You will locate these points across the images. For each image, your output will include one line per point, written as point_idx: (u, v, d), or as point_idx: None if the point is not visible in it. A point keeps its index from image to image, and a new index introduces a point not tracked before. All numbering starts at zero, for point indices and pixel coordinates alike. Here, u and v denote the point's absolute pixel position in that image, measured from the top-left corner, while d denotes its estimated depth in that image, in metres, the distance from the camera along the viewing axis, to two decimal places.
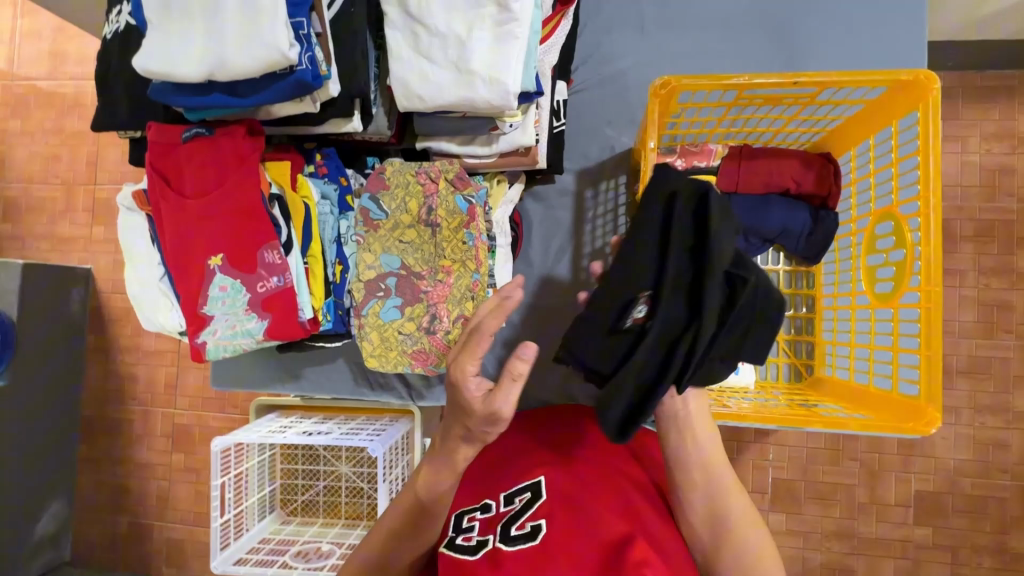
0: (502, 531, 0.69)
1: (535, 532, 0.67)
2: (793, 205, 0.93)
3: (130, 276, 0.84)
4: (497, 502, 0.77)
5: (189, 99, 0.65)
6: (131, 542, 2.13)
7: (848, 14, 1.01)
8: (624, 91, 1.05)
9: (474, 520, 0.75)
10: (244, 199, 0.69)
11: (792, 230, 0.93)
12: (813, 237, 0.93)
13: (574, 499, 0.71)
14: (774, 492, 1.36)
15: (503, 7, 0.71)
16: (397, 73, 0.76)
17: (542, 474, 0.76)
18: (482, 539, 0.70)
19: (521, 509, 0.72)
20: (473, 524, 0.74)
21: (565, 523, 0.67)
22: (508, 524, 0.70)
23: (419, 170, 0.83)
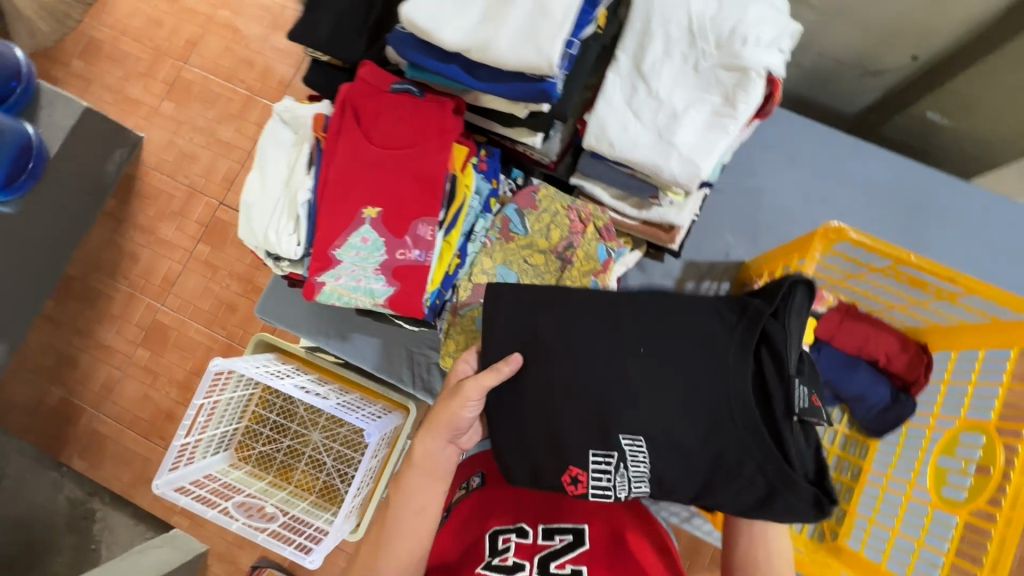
0: (541, 566, 0.72)
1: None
2: (880, 378, 0.96)
3: (253, 183, 0.81)
4: (534, 530, 0.77)
5: (427, 58, 0.66)
6: (51, 419, 1.98)
7: (976, 226, 1.07)
8: (756, 208, 1.09)
9: (509, 542, 0.76)
10: (425, 167, 0.69)
11: (868, 400, 0.96)
12: (886, 414, 0.95)
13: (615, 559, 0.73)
14: None
15: (728, 101, 0.73)
16: (601, 114, 0.78)
17: (586, 522, 0.77)
18: (517, 563, 0.73)
19: (561, 549, 0.74)
20: (508, 546, 0.76)
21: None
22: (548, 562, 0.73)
23: (571, 206, 0.84)
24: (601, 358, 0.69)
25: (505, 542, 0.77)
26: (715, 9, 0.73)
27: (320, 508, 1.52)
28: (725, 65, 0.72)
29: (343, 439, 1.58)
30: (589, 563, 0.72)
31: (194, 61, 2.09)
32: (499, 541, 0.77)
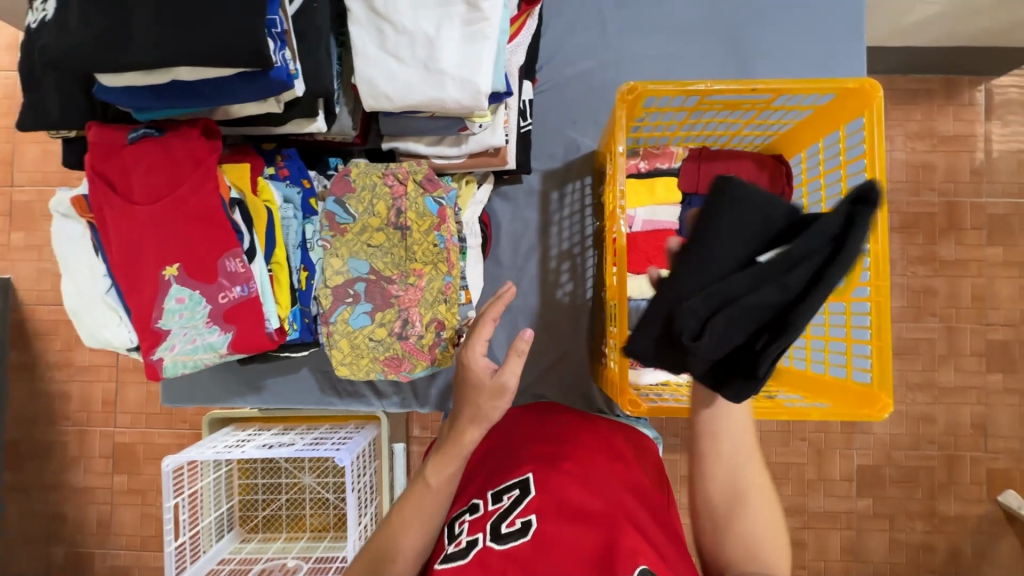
0: (493, 530, 0.71)
1: (527, 528, 0.68)
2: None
3: (65, 289, 0.76)
4: (485, 501, 0.78)
5: (146, 100, 0.61)
6: (72, 573, 1.97)
7: (797, 20, 1.06)
8: (588, 92, 1.07)
9: (463, 524, 0.76)
10: (203, 205, 0.65)
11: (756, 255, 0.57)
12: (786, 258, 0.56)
13: (567, 497, 0.72)
14: None
15: (473, 6, 0.70)
16: (364, 71, 0.73)
17: (530, 471, 0.78)
18: (471, 539, 0.71)
19: (511, 506, 0.73)
20: (462, 528, 0.75)
21: (554, 521, 0.68)
22: (498, 523, 0.72)
23: (386, 172, 0.81)
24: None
25: (460, 525, 0.76)
26: None
27: (342, 540, 1.55)
28: None
29: (335, 470, 1.59)
30: (538, 509, 0.71)
31: (22, 179, 1.92)
32: (455, 527, 0.76)
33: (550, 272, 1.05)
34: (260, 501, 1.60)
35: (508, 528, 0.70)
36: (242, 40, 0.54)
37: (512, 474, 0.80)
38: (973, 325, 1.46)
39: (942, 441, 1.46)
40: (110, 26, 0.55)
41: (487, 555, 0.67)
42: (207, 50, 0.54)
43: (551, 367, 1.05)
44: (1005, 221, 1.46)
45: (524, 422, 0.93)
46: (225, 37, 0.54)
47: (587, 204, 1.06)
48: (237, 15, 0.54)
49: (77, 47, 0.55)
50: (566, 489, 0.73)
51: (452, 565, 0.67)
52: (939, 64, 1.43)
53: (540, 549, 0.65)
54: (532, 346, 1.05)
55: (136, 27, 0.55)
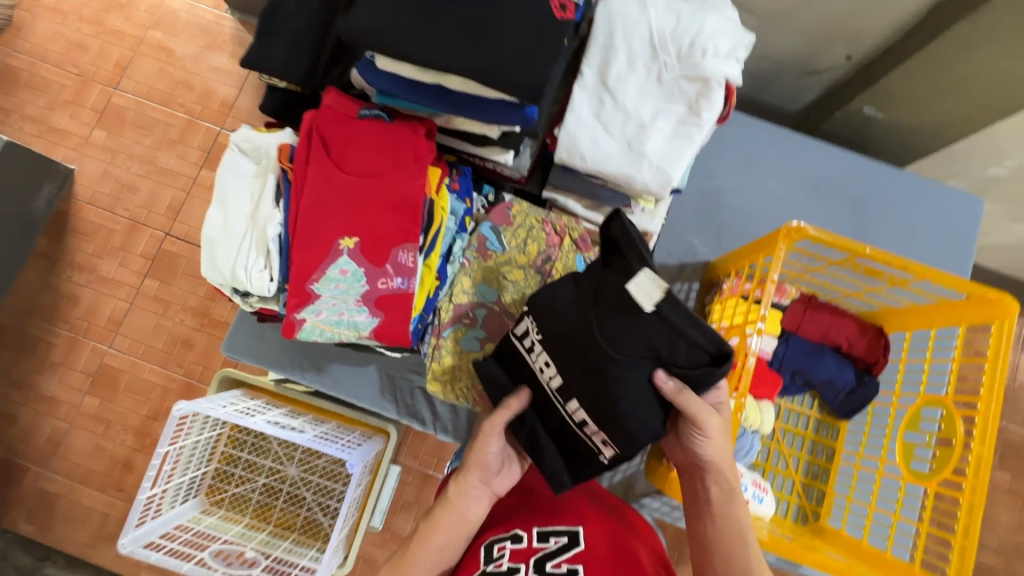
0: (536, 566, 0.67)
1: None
2: (845, 362, 1.01)
3: (216, 217, 0.78)
4: (529, 535, 0.73)
5: (400, 89, 0.65)
6: None
7: (914, 211, 1.15)
8: (717, 209, 1.14)
9: (504, 550, 0.72)
10: (403, 194, 0.68)
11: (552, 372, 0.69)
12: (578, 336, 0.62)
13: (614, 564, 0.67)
14: None
15: (693, 111, 0.75)
16: (571, 128, 0.78)
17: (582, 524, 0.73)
18: (512, 567, 0.69)
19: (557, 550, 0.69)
20: (503, 553, 0.71)
21: None
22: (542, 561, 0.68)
23: (546, 219, 0.85)
24: (528, 34, 0.60)
25: (500, 549, 0.72)
26: (673, 24, 0.75)
27: (303, 546, 1.46)
28: (687, 76, 0.74)
29: (322, 471, 1.52)
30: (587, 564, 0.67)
31: (126, 86, 1.96)
32: (495, 549, 0.73)
33: None
34: (235, 477, 1.52)
35: (553, 572, 0.66)
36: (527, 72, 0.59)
37: (559, 517, 0.74)
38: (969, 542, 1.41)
39: None
40: (415, 15, 0.60)
41: None
42: (494, 73, 0.59)
43: None
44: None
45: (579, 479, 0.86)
46: (514, 64, 0.59)
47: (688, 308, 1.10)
48: (531, 51, 0.60)
49: (379, 29, 0.59)
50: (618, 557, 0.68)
51: None
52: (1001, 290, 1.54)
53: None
54: None
55: (438, 25, 0.59)
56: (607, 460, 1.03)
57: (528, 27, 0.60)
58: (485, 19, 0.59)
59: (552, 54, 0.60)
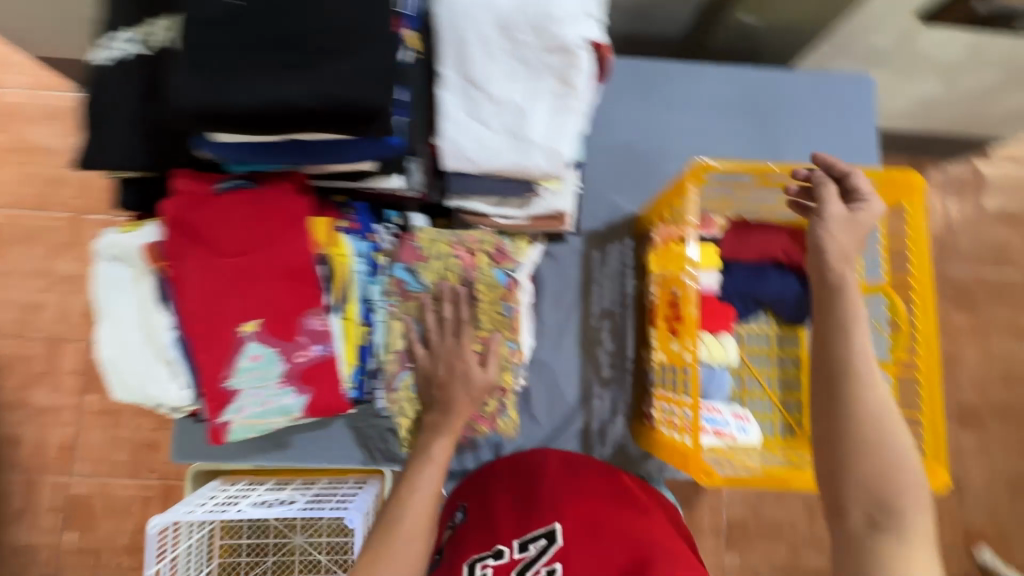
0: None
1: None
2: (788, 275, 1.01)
3: (106, 336, 0.70)
4: (510, 548, 0.78)
5: (239, 153, 0.59)
6: None
7: (814, 105, 1.15)
8: (631, 159, 1.11)
9: (487, 567, 0.76)
10: (294, 261, 0.63)
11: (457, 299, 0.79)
12: (347, 72, 0.52)
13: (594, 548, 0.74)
14: (732, 532, 1.43)
15: (565, 82, 0.72)
16: (450, 134, 0.73)
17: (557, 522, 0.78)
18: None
19: (535, 556, 0.76)
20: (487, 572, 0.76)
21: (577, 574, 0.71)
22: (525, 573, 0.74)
23: (455, 241, 0.80)
24: (359, 55, 0.53)
25: (481, 567, 0.77)
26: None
27: None
28: (548, 48, 0.70)
29: (329, 529, 1.46)
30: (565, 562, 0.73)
31: None
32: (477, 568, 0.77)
33: (591, 331, 1.06)
34: (243, 565, 1.47)
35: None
36: (366, 100, 0.53)
37: (535, 520, 0.80)
38: (944, 387, 1.57)
39: None
40: (222, 67, 0.52)
41: None
42: (323, 95, 0.52)
43: (591, 426, 1.04)
44: (969, 290, 1.60)
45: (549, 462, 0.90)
46: (347, 94, 0.52)
47: (628, 265, 1.08)
48: (367, 74, 0.53)
49: (188, 88, 0.52)
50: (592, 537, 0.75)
51: None
52: (917, 148, 1.58)
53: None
54: (571, 403, 1.04)
55: (253, 73, 0.52)
56: (593, 437, 1.04)
57: (355, 49, 0.53)
58: (307, 49, 0.52)
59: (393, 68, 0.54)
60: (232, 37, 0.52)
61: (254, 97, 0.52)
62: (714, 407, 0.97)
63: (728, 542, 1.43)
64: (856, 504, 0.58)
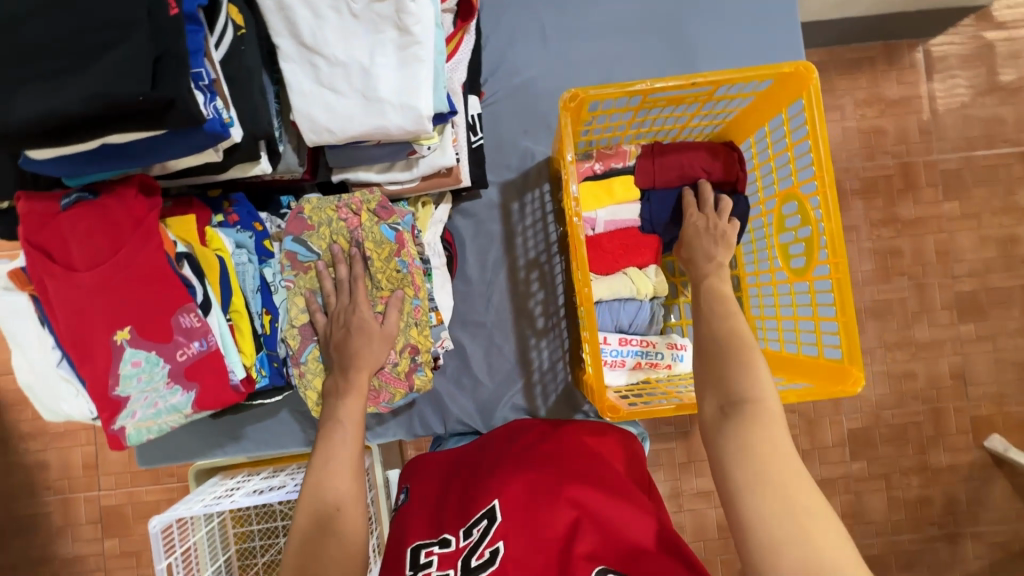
0: (462, 566, 0.67)
1: (495, 559, 0.65)
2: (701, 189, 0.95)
3: (17, 364, 0.73)
4: (456, 536, 0.72)
5: (71, 167, 0.59)
6: None
7: (729, 8, 1.08)
8: (534, 100, 1.07)
9: (432, 554, 0.71)
10: (149, 263, 0.63)
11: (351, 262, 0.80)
12: (116, 65, 0.49)
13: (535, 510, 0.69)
14: None
15: (404, 31, 0.69)
16: (302, 108, 0.72)
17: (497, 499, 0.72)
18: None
19: (478, 539, 0.69)
20: (431, 558, 0.71)
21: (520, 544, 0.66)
22: (468, 558, 0.68)
23: (340, 205, 0.80)
24: (125, 46, 0.49)
25: (427, 556, 0.71)
26: None
27: None
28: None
29: None
30: (506, 535, 0.67)
31: None
32: (422, 556, 0.72)
33: (519, 283, 1.05)
34: (258, 548, 1.55)
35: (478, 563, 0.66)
36: (134, 93, 0.49)
37: (477, 499, 0.74)
38: (940, 280, 1.50)
39: (926, 397, 1.49)
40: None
41: None
42: (92, 92, 0.48)
43: (532, 378, 1.04)
44: (958, 174, 1.51)
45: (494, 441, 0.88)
46: (113, 88, 0.48)
47: (548, 211, 1.06)
48: (137, 63, 0.49)
49: None
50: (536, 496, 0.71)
51: None
52: (877, 33, 1.46)
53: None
54: (511, 358, 1.04)
55: (24, 85, 0.50)
56: (536, 389, 1.04)
57: (121, 40, 0.50)
58: (77, 51, 0.50)
59: (171, 56, 0.51)
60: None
61: (27, 109, 0.49)
62: (647, 340, 0.95)
63: None
64: (711, 399, 0.64)
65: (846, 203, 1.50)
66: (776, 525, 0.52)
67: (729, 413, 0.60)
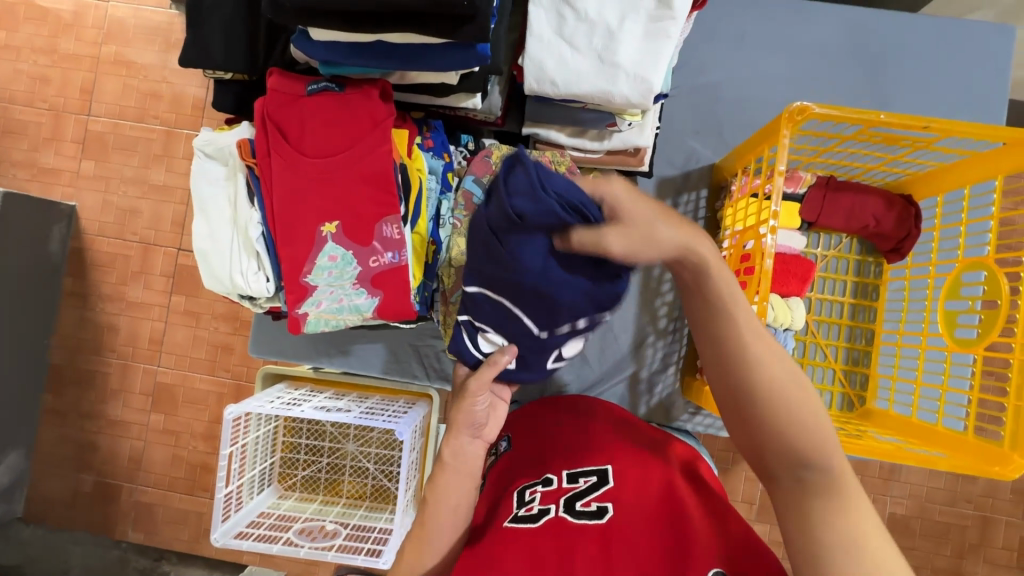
0: (566, 505, 0.72)
1: (602, 513, 0.69)
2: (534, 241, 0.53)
3: (198, 229, 0.77)
4: (558, 478, 0.78)
5: (339, 55, 0.60)
6: (84, 510, 1.67)
7: (934, 58, 1.03)
8: (713, 103, 1.05)
9: (536, 492, 0.77)
10: (373, 166, 0.65)
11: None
12: None
13: (640, 488, 0.73)
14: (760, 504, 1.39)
15: (663, 3, 0.68)
16: (535, 54, 0.72)
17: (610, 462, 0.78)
18: (543, 508, 0.73)
19: (586, 488, 0.74)
20: (535, 496, 0.76)
21: (630, 511, 0.69)
22: (573, 500, 0.73)
23: (527, 157, 0.80)
24: None
25: (531, 493, 0.77)
26: None
27: (377, 510, 1.54)
28: None
29: (378, 441, 1.58)
30: (615, 498, 0.71)
31: None
32: (527, 493, 0.77)
33: (652, 280, 1.04)
34: (301, 461, 1.59)
35: (583, 509, 0.71)
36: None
37: (590, 456, 0.80)
38: None
39: (979, 501, 1.44)
40: None
41: (561, 524, 0.69)
42: None
43: (640, 374, 1.03)
44: None
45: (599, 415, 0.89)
46: None
47: (700, 216, 1.05)
48: None
49: None
50: (640, 476, 0.74)
51: (525, 527, 0.70)
52: None
53: (611, 537, 0.66)
54: (625, 350, 1.03)
55: None
56: (641, 386, 1.03)
57: None
58: None
59: None
60: None
61: None
62: None
63: (755, 512, 1.39)
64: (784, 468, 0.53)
65: None
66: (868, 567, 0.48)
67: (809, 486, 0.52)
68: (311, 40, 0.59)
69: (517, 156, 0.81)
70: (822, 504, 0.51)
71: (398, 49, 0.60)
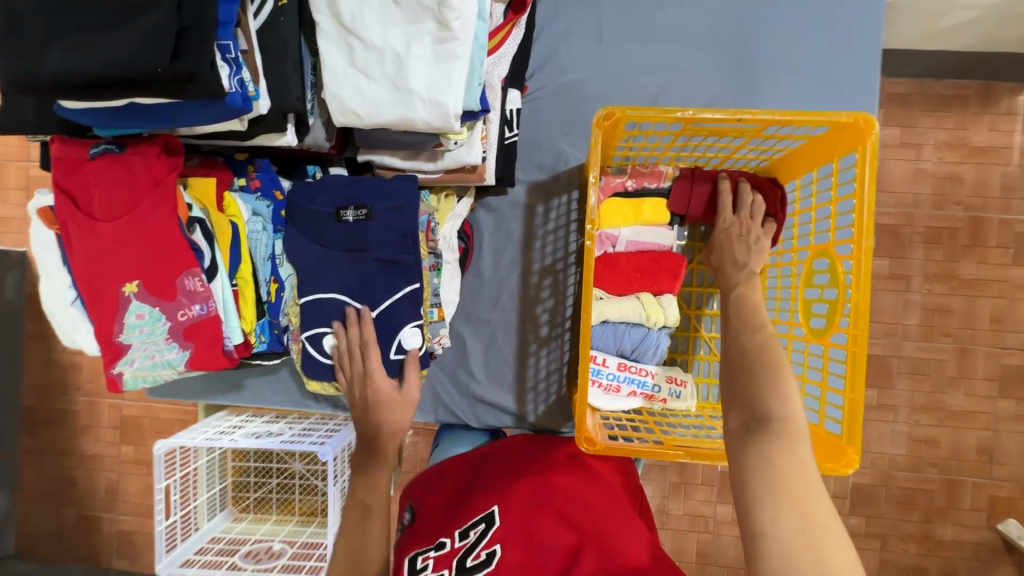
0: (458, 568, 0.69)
1: (491, 560, 0.67)
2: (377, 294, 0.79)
3: (43, 290, 0.76)
4: (452, 538, 0.74)
5: (104, 121, 0.61)
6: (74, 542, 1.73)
7: (811, 26, 0.99)
8: (579, 101, 1.02)
9: (429, 558, 0.73)
10: (164, 222, 0.65)
11: (364, 268, 0.79)
12: (142, 38, 0.49)
13: (531, 524, 0.71)
14: (722, 485, 1.40)
15: (442, 24, 0.66)
16: (332, 88, 0.71)
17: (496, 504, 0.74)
18: None
19: (475, 541, 0.71)
20: (427, 562, 0.73)
21: (517, 552, 0.68)
22: (463, 559, 0.70)
23: (359, 192, 0.78)
24: (151, 18, 0.49)
25: (423, 561, 0.74)
26: None
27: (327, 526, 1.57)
28: None
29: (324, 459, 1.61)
30: (503, 539, 0.69)
31: None
32: (420, 561, 0.74)
33: (530, 287, 1.03)
34: (253, 483, 1.62)
35: (473, 563, 0.68)
36: (155, 64, 0.49)
37: (475, 508, 0.76)
38: (987, 348, 1.39)
39: (944, 465, 1.41)
40: (30, 38, 0.51)
41: None
42: (116, 62, 0.49)
43: (525, 386, 1.03)
44: None
45: (494, 454, 0.88)
46: (134, 61, 0.49)
47: (574, 218, 1.03)
48: (160, 36, 0.49)
49: (9, 61, 0.52)
50: (532, 510, 0.73)
51: None
52: (980, 70, 1.32)
53: None
54: (509, 360, 1.03)
55: (56, 44, 0.51)
56: (530, 394, 1.03)
57: (149, 10, 0.50)
58: (108, 18, 0.50)
59: (197, 35, 0.51)
60: (46, 8, 0.52)
61: (57, 69, 0.50)
62: (648, 371, 0.93)
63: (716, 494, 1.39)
64: (736, 411, 0.59)
65: (901, 251, 1.40)
66: (780, 510, 0.49)
67: (754, 428, 0.56)
68: (68, 111, 0.59)
69: (339, 198, 0.78)
70: (766, 443, 0.54)
71: (157, 112, 0.59)
